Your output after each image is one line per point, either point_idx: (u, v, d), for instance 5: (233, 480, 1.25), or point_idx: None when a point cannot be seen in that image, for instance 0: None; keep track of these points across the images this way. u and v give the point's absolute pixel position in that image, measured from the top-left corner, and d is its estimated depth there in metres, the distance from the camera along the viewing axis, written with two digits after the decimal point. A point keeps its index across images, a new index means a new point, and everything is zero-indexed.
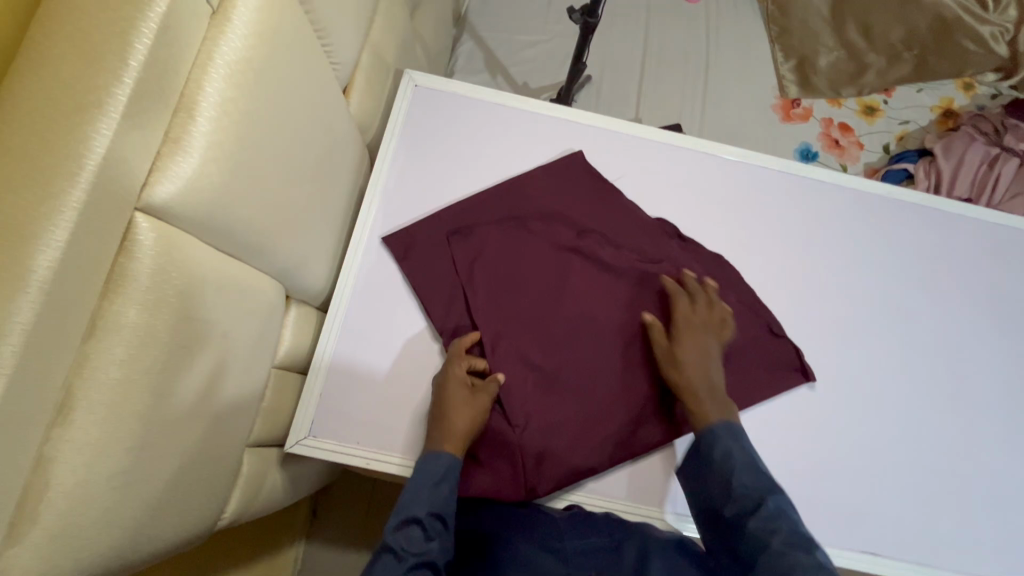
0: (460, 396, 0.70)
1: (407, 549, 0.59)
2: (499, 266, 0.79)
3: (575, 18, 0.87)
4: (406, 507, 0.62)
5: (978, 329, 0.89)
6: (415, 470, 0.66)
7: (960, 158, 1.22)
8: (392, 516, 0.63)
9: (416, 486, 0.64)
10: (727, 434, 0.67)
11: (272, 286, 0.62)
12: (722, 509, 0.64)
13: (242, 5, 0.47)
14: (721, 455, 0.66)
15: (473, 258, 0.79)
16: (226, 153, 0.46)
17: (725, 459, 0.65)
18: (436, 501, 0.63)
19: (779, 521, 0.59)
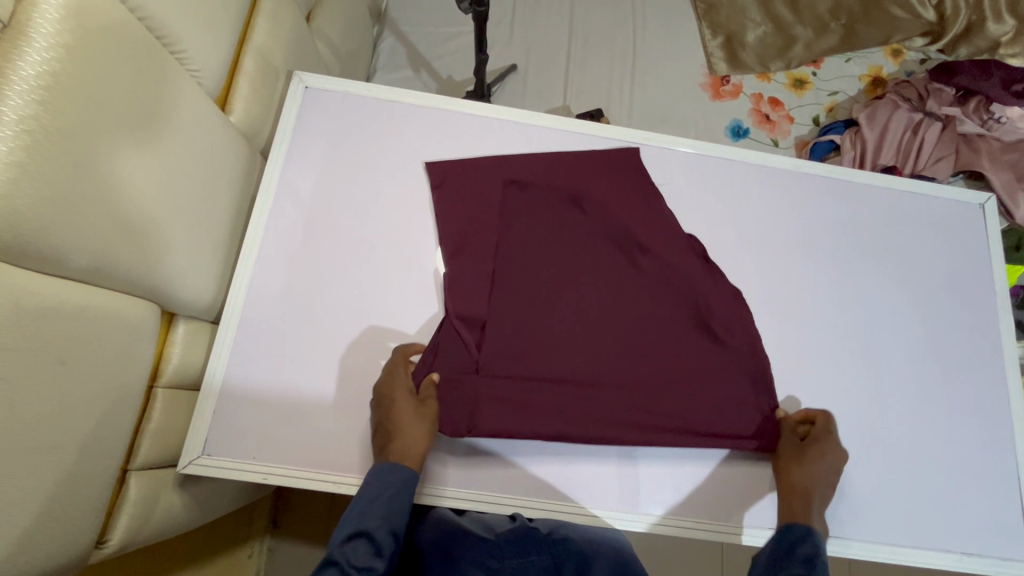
0: (404, 406, 0.69)
1: (353, 562, 0.60)
2: (533, 223, 0.82)
3: (464, 8, 0.84)
4: (360, 520, 0.63)
5: (892, 297, 0.90)
6: (365, 481, 0.67)
7: (885, 127, 1.22)
8: (342, 525, 0.63)
9: (371, 496, 0.65)
10: (808, 536, 0.68)
11: (140, 304, 0.60)
12: None
13: (42, 14, 0.45)
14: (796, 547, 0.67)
15: (520, 210, 0.83)
16: (35, 172, 0.44)
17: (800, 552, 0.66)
18: (385, 513, 0.64)
19: None
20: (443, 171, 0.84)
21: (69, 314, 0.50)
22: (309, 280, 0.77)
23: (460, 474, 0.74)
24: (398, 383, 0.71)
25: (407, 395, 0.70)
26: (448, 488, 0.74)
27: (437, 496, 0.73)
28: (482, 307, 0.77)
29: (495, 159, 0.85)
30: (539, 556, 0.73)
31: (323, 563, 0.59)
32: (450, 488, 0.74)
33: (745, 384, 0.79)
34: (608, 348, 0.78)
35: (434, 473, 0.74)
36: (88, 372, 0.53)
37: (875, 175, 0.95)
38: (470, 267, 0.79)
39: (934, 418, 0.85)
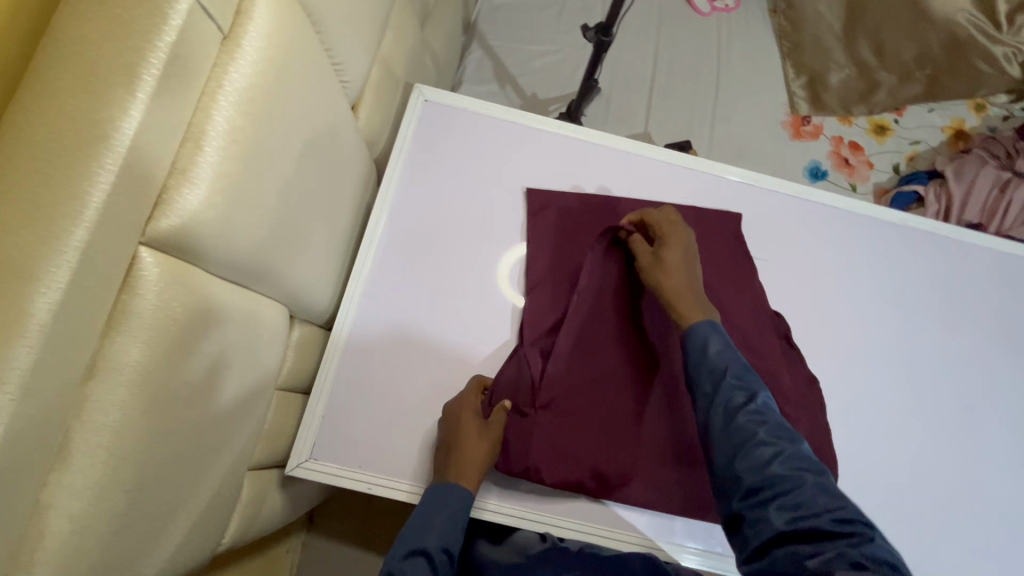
0: (466, 423, 0.68)
1: None
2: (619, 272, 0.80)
3: (588, 36, 0.85)
4: (417, 537, 0.63)
5: (989, 356, 0.89)
6: (424, 498, 0.67)
7: (971, 182, 1.22)
8: (401, 541, 0.63)
9: (420, 515, 0.65)
10: (714, 333, 0.66)
11: (275, 308, 0.61)
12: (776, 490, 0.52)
13: (253, 29, 0.45)
14: (726, 363, 0.63)
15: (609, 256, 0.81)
16: (234, 181, 0.45)
17: (723, 360, 0.63)
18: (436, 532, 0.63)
19: (800, 475, 0.53)
20: (545, 202, 0.82)
21: (234, 318, 0.51)
22: (417, 292, 0.77)
23: (506, 491, 0.72)
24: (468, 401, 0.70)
25: (470, 415, 0.68)
26: (492, 500, 0.71)
27: (479, 509, 0.70)
28: (559, 347, 0.75)
29: (594, 201, 0.83)
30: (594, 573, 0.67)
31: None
32: (493, 501, 0.71)
33: None
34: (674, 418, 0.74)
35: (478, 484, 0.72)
36: (237, 373, 0.53)
37: (975, 235, 0.93)
38: (550, 300, 0.78)
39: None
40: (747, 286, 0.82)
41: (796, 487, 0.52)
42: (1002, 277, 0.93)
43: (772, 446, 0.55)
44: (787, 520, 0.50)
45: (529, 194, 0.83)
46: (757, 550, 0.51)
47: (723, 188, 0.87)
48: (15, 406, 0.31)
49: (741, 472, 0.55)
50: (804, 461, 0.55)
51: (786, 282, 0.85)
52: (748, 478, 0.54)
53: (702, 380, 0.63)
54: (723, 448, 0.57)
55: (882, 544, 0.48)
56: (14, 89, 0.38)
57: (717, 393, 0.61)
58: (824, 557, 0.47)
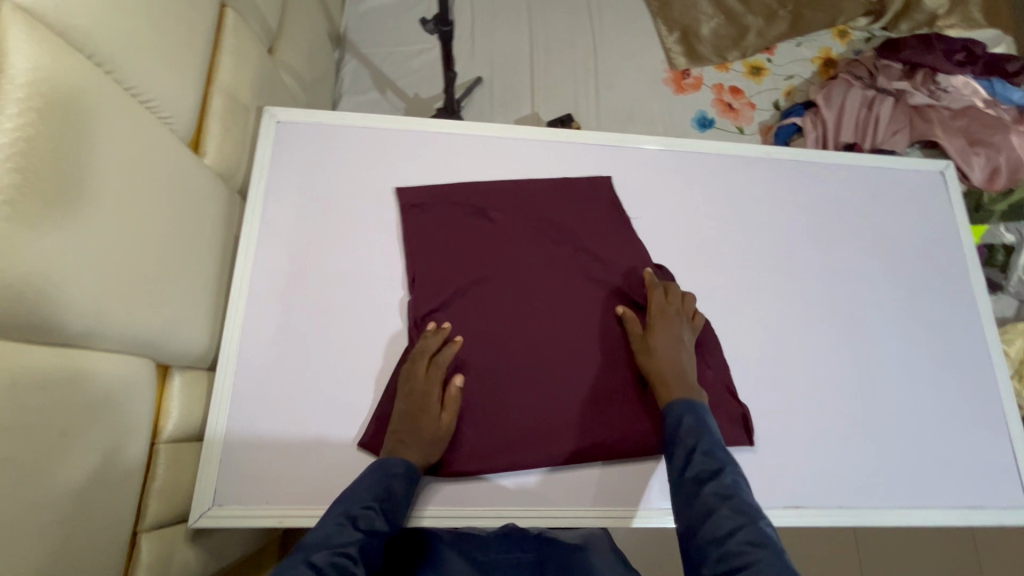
0: (428, 417, 0.68)
1: (365, 528, 0.55)
2: (490, 249, 0.81)
3: (429, 28, 0.85)
4: (367, 493, 0.59)
5: (872, 264, 0.92)
6: (371, 468, 0.63)
7: (841, 107, 1.27)
8: (354, 495, 0.59)
9: (326, 524, 0.54)
10: (690, 411, 0.62)
11: (134, 360, 0.58)
12: (724, 543, 0.49)
13: (10, 81, 0.44)
14: (699, 435, 0.59)
15: (480, 236, 0.81)
16: (22, 242, 0.43)
17: (696, 434, 0.59)
18: (341, 538, 0.53)
19: (761, 531, 0.49)
20: (415, 199, 0.82)
21: (68, 382, 0.48)
22: (302, 315, 0.76)
23: (442, 491, 0.71)
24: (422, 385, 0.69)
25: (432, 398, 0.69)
26: (427, 508, 0.70)
27: (414, 518, 0.69)
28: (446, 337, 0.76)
29: (465, 189, 0.83)
30: (524, 552, 0.65)
31: (335, 523, 0.55)
32: (429, 508, 0.70)
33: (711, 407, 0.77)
34: (574, 369, 0.76)
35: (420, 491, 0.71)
36: (91, 437, 0.51)
37: (839, 152, 0.97)
38: (428, 292, 0.77)
39: (922, 380, 0.86)
40: (623, 241, 0.83)
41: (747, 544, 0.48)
42: (875, 186, 0.97)
43: (725, 520, 0.50)
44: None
45: (398, 194, 0.82)
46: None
47: (594, 155, 0.88)
48: None
49: (693, 544, 0.51)
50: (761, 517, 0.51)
51: (669, 233, 0.87)
52: (699, 540, 0.51)
53: (677, 448, 0.59)
54: (678, 512, 0.55)
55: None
56: None
57: (686, 464, 0.57)
58: None
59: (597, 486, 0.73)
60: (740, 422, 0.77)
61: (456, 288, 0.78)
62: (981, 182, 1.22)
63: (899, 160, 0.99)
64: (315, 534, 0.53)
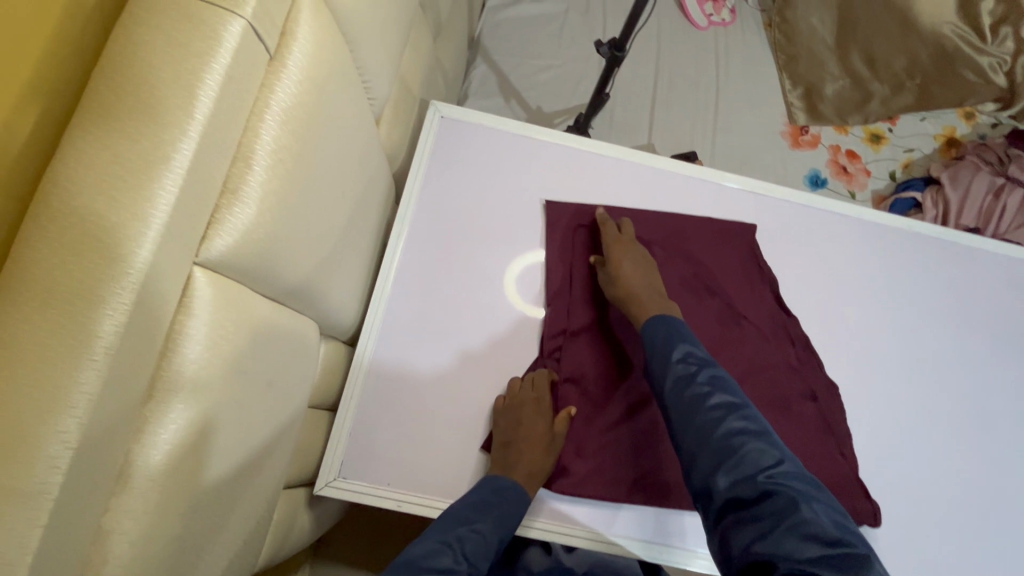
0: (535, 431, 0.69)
1: (468, 551, 0.58)
2: None
3: (602, 52, 0.86)
4: (471, 516, 0.62)
5: (999, 355, 0.90)
6: (474, 487, 0.66)
7: (967, 188, 1.25)
8: (456, 515, 0.62)
9: (427, 544, 0.57)
10: (665, 324, 0.69)
11: (309, 324, 0.60)
12: (724, 437, 0.56)
13: (298, 48, 0.46)
14: (671, 346, 0.66)
15: None
16: (279, 200, 0.45)
17: (669, 347, 0.66)
18: (445, 560, 0.56)
19: (754, 427, 0.57)
20: (561, 215, 0.83)
21: (277, 335, 0.50)
22: (443, 305, 0.77)
23: (553, 506, 0.72)
24: (528, 408, 0.71)
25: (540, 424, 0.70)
26: (538, 519, 0.71)
27: (526, 526, 0.70)
28: (579, 355, 0.77)
29: (612, 213, 0.84)
30: None
31: (436, 541, 0.58)
32: (540, 519, 0.71)
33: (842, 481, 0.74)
34: None
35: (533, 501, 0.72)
36: (282, 390, 0.53)
37: (982, 238, 0.95)
38: (566, 308, 0.79)
39: None
40: (760, 292, 0.83)
41: (746, 439, 0.55)
42: (1011, 276, 0.95)
43: (716, 412, 0.58)
44: (729, 486, 0.53)
45: (547, 208, 0.83)
46: (713, 442, 0.56)
47: (738, 201, 0.88)
48: (81, 428, 0.31)
49: (693, 417, 0.59)
50: (754, 421, 0.58)
51: (804, 290, 0.86)
52: (702, 451, 0.56)
53: (654, 363, 0.66)
54: (678, 420, 0.60)
55: (827, 518, 0.50)
56: (64, 123, 0.37)
57: (667, 370, 0.64)
58: (785, 498, 0.50)
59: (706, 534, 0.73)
60: (864, 494, 0.74)
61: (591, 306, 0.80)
62: None
63: None
64: (420, 547, 0.57)
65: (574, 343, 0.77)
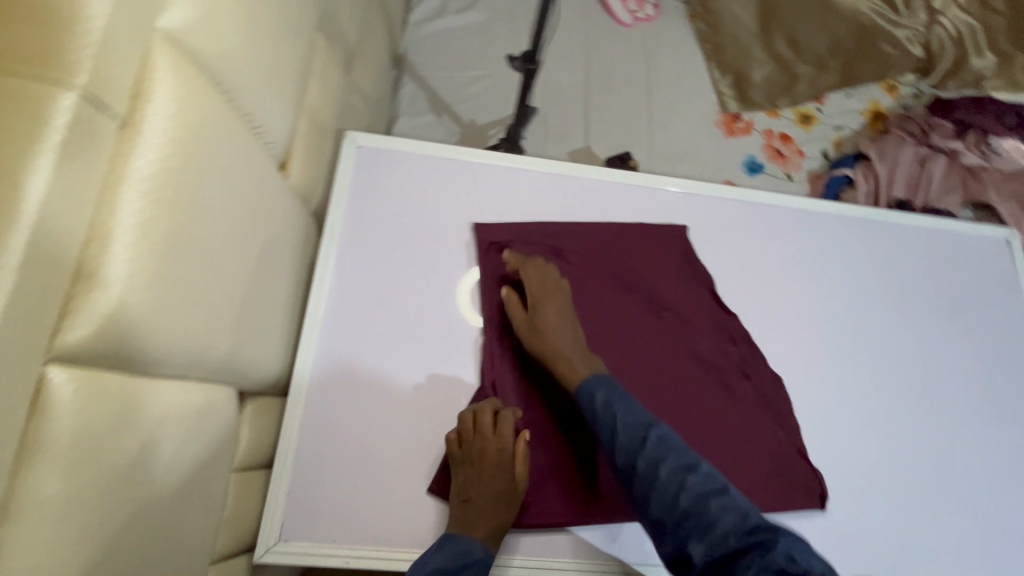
0: (497, 479, 0.65)
1: None
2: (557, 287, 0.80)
3: (515, 65, 0.84)
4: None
5: (947, 326, 0.87)
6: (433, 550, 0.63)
7: (894, 160, 1.29)
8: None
9: None
10: (601, 384, 0.67)
11: (221, 389, 0.57)
12: (689, 508, 0.55)
13: (156, 110, 0.43)
14: (612, 409, 0.65)
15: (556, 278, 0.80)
16: (155, 278, 0.42)
17: (610, 410, 0.65)
18: None
19: (713, 483, 0.57)
20: (491, 236, 0.81)
21: (173, 416, 0.47)
22: (377, 344, 0.74)
23: (530, 541, 0.70)
24: (489, 450, 0.66)
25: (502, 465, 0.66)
26: (514, 558, 0.69)
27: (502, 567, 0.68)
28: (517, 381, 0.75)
29: (542, 229, 0.82)
30: None
31: None
32: (517, 557, 0.69)
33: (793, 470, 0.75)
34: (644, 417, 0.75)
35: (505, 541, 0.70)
36: (184, 474, 0.50)
37: (931, 217, 0.93)
38: (502, 331, 0.76)
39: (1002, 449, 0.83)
40: (697, 294, 0.82)
41: (709, 500, 0.55)
42: (958, 241, 0.93)
43: (676, 477, 0.58)
44: (705, 552, 0.52)
45: (476, 230, 0.81)
46: (682, 538, 0.55)
47: (665, 202, 0.87)
48: None
49: (656, 490, 0.58)
50: (709, 474, 0.58)
51: (742, 283, 0.84)
52: (675, 526, 0.56)
53: (601, 432, 0.65)
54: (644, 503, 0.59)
55: (797, 545, 0.51)
56: None
57: (615, 442, 0.63)
58: (757, 539, 0.51)
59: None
60: (813, 474, 0.75)
61: (524, 323, 0.77)
62: None
63: (992, 229, 0.95)
64: None
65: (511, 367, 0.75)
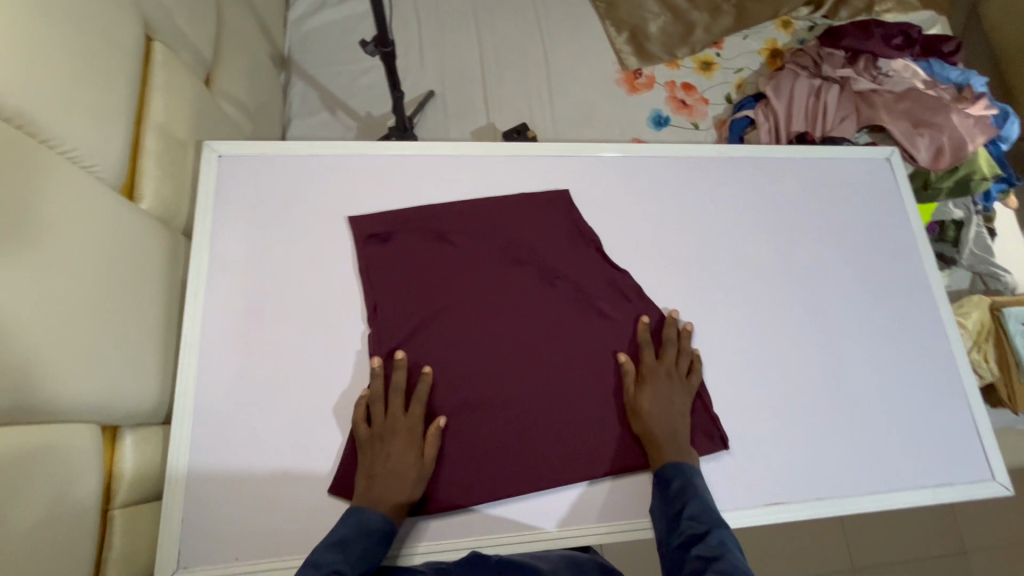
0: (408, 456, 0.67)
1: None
2: (445, 270, 0.79)
3: (369, 50, 0.82)
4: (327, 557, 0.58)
5: (831, 249, 0.89)
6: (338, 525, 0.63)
7: (790, 96, 1.30)
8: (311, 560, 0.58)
9: None
10: (679, 472, 0.68)
11: (77, 426, 0.56)
12: None
13: None
14: (684, 499, 0.66)
15: (441, 261, 0.79)
16: None
17: (681, 498, 0.66)
18: None
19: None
20: (368, 228, 0.79)
21: None
22: (263, 355, 0.73)
23: (435, 526, 0.70)
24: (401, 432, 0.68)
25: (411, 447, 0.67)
26: (419, 544, 0.69)
27: (405, 556, 0.68)
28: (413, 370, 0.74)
29: (421, 214, 0.81)
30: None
31: None
32: (421, 544, 0.69)
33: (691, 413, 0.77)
34: (545, 387, 0.75)
35: (410, 529, 0.70)
36: (31, 518, 0.48)
37: (810, 146, 0.95)
38: (392, 323, 0.75)
39: (900, 359, 0.85)
40: (586, 255, 0.82)
41: None
42: (839, 165, 0.95)
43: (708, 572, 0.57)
44: None
45: (352, 224, 0.79)
46: None
47: (546, 168, 0.87)
48: None
49: None
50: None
51: (630, 238, 0.85)
52: None
53: (666, 505, 0.67)
54: None
55: None
56: None
57: (675, 530, 0.64)
58: None
59: (596, 503, 0.72)
60: (707, 415, 0.77)
61: (416, 312, 0.76)
62: (929, 163, 1.22)
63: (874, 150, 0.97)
64: None
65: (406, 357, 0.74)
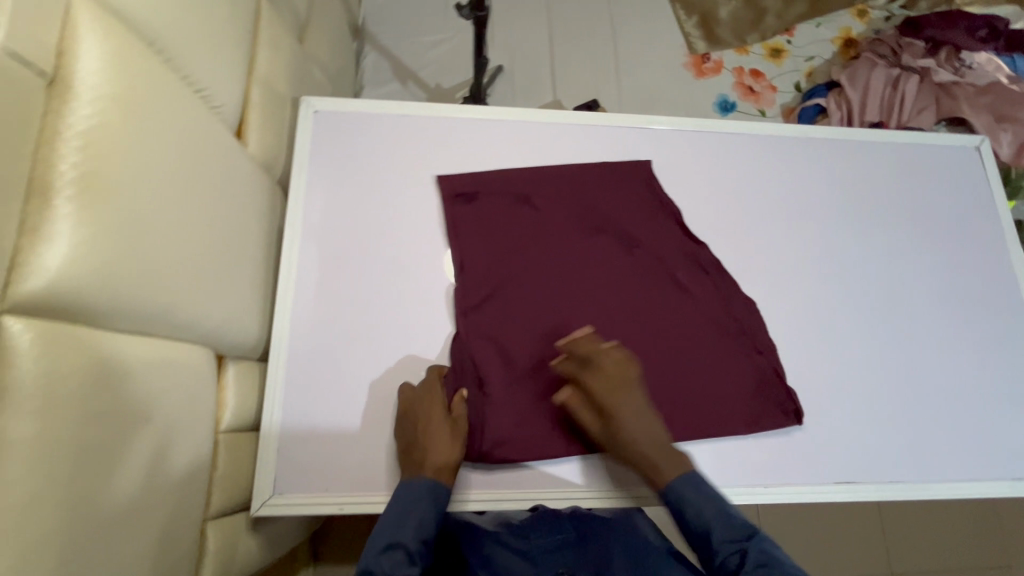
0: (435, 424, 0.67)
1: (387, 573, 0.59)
2: (527, 233, 0.80)
3: (464, 14, 0.84)
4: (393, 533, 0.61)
5: (912, 235, 0.88)
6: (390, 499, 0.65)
7: (866, 84, 1.27)
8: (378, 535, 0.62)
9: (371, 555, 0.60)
10: (686, 484, 0.62)
11: (198, 350, 0.59)
12: None
13: (83, 67, 0.44)
14: (711, 510, 0.60)
15: (524, 223, 0.81)
16: (104, 230, 0.44)
17: (701, 515, 0.60)
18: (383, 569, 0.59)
19: None
20: (455, 187, 0.81)
21: (140, 371, 0.49)
22: (352, 302, 0.76)
23: (484, 475, 0.72)
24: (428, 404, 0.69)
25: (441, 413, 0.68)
26: (471, 491, 0.71)
27: (460, 502, 0.70)
28: (494, 326, 0.76)
29: (506, 177, 0.83)
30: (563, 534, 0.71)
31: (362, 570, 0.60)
32: (472, 492, 0.71)
33: (766, 388, 0.76)
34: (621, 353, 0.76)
35: (460, 477, 0.72)
36: (164, 427, 0.52)
37: (895, 131, 0.93)
38: (476, 279, 0.77)
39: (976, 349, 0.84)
40: (665, 226, 0.83)
41: None
42: (923, 153, 0.93)
43: None
44: None
45: (440, 182, 0.81)
46: None
47: (628, 139, 0.87)
48: None
49: None
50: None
51: (709, 211, 0.85)
52: None
53: (687, 524, 0.61)
54: None
55: None
56: None
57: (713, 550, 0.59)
58: None
59: None
60: (784, 391, 0.77)
61: (498, 271, 0.78)
62: (1009, 157, 1.19)
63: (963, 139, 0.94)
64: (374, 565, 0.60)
65: (487, 313, 0.76)
